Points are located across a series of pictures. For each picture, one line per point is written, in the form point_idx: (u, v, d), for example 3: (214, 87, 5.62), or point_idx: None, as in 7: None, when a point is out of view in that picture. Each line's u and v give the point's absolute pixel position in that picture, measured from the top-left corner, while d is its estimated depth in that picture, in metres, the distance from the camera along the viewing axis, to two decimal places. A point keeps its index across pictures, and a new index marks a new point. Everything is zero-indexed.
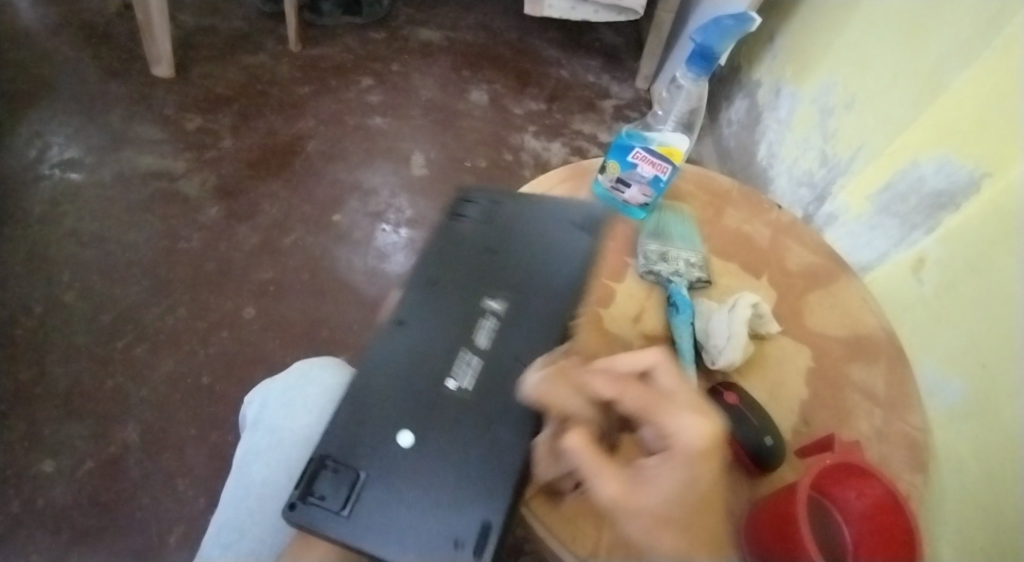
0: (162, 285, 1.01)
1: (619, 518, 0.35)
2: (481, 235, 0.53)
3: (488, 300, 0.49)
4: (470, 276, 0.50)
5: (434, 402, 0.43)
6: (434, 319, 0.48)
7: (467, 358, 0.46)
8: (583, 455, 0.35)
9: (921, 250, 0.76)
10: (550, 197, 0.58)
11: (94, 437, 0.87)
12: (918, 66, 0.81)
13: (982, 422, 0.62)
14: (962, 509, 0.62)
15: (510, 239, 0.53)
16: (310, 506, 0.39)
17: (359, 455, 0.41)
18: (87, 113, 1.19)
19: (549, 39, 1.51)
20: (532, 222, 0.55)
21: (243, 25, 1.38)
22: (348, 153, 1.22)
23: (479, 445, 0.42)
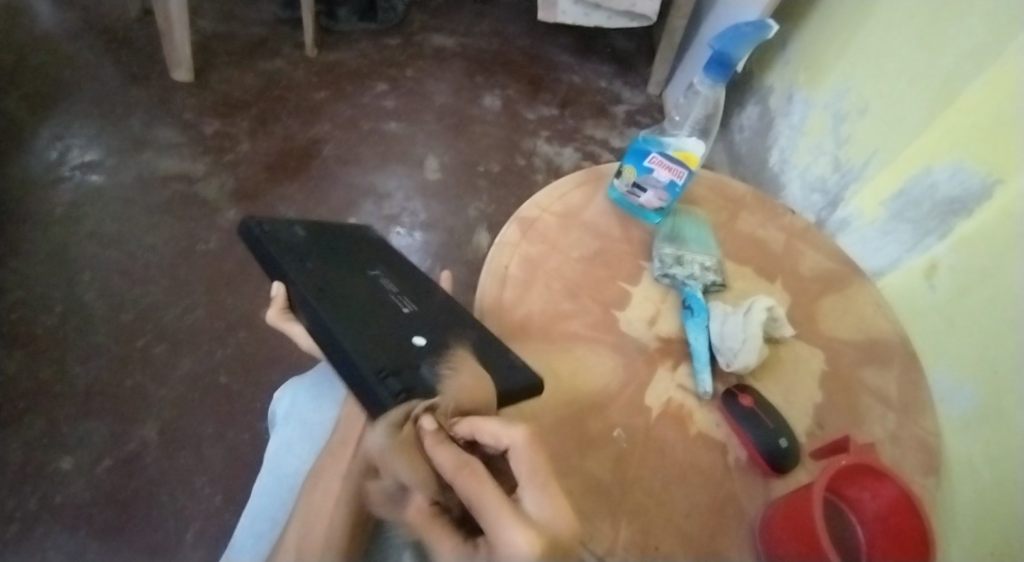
0: (180, 286, 1.03)
1: None
2: (315, 244, 0.59)
3: (370, 272, 0.56)
4: (335, 267, 0.56)
5: (404, 318, 0.50)
6: (346, 294, 0.52)
7: (394, 296, 0.53)
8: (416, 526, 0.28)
9: (933, 256, 0.77)
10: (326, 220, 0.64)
11: (113, 434, 0.88)
12: (931, 71, 0.82)
13: (995, 427, 0.62)
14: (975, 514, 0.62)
15: (341, 242, 0.61)
16: (416, 396, 0.41)
17: (400, 358, 0.45)
18: (107, 116, 1.21)
19: (561, 46, 1.52)
20: (340, 233, 0.63)
21: (261, 31, 1.40)
22: (363, 157, 1.23)
23: (460, 320, 0.51)
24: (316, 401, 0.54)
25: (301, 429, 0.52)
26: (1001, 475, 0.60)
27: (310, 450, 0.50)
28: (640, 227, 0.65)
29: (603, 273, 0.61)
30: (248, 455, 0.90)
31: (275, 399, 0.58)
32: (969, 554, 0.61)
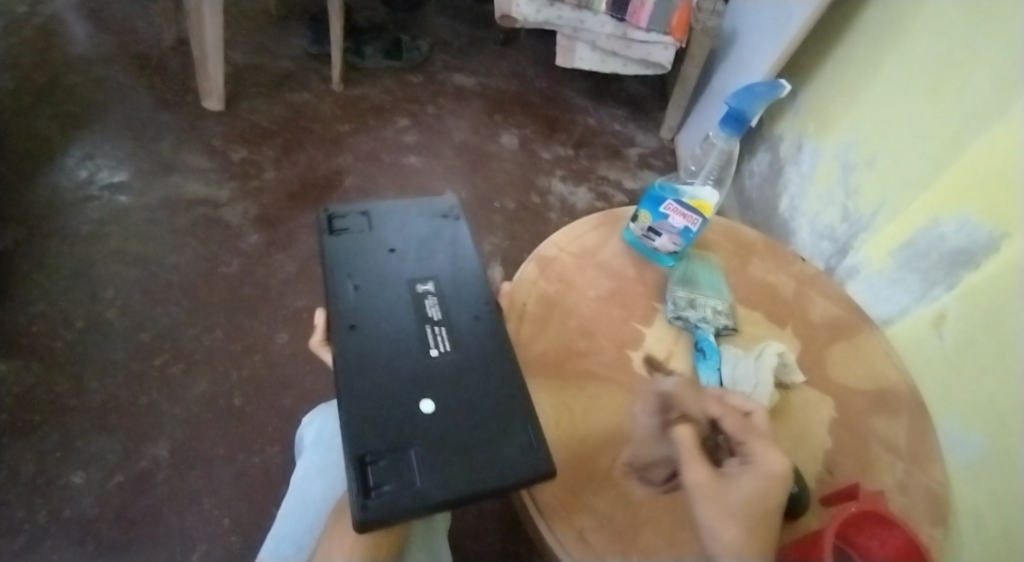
0: (199, 307, 1.05)
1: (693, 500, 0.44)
2: (373, 242, 0.58)
3: (419, 289, 0.55)
4: (383, 280, 0.55)
5: (428, 370, 0.49)
6: (381, 326, 0.52)
7: (434, 330, 0.52)
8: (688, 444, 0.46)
9: (941, 306, 0.78)
10: (403, 201, 0.63)
11: (125, 451, 0.89)
12: (937, 127, 0.85)
13: (1005, 481, 0.62)
14: None
15: (406, 238, 0.59)
16: (378, 499, 0.42)
17: (394, 437, 0.45)
18: (138, 140, 1.26)
19: (578, 89, 1.57)
20: (408, 220, 0.61)
21: (290, 65, 1.46)
22: (383, 189, 1.27)
23: (486, 386, 0.49)
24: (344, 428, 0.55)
25: (326, 454, 0.53)
26: (1011, 530, 0.60)
27: (334, 476, 0.52)
28: (654, 269, 0.67)
29: (617, 313, 0.63)
30: (257, 478, 0.90)
31: (303, 420, 0.59)
32: None
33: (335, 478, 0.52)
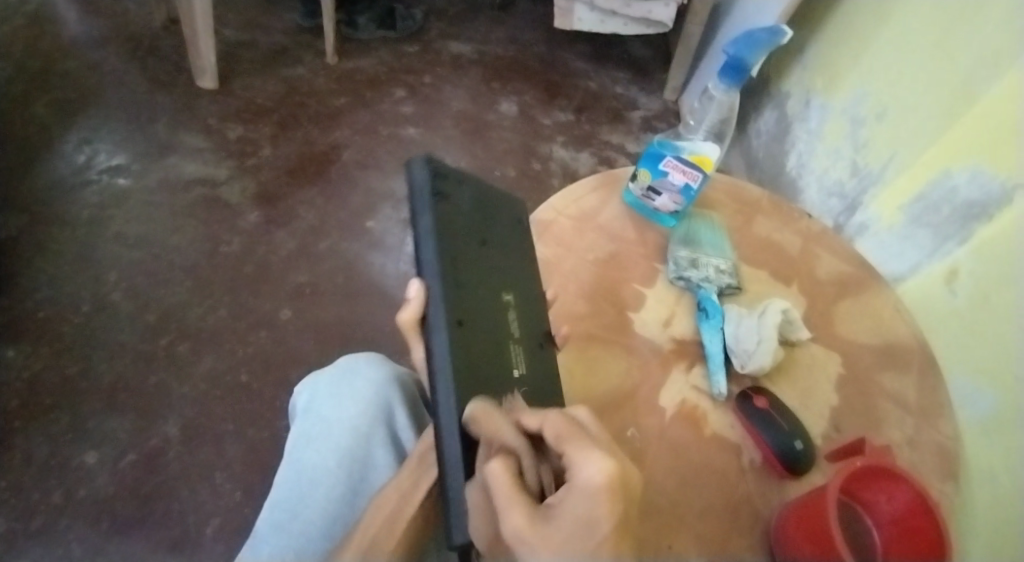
0: (202, 287, 1.05)
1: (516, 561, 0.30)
2: (468, 221, 0.53)
3: (506, 296, 0.51)
4: (479, 268, 0.50)
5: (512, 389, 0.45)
6: (481, 327, 0.47)
7: (516, 351, 0.49)
8: (498, 480, 0.31)
9: (954, 261, 0.76)
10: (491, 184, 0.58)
11: (137, 431, 0.91)
12: (949, 76, 0.81)
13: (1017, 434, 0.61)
14: (992, 519, 0.61)
15: (493, 229, 0.55)
16: None
17: None
18: (134, 122, 1.25)
19: (577, 52, 1.53)
20: (494, 207, 0.57)
21: (283, 39, 1.43)
22: (382, 162, 1.26)
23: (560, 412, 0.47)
24: (335, 399, 0.54)
25: (319, 425, 0.53)
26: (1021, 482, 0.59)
27: (327, 446, 0.51)
28: (655, 230, 0.66)
29: (618, 275, 0.62)
30: (267, 452, 0.92)
31: (295, 391, 0.59)
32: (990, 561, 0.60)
33: (327, 447, 0.51)
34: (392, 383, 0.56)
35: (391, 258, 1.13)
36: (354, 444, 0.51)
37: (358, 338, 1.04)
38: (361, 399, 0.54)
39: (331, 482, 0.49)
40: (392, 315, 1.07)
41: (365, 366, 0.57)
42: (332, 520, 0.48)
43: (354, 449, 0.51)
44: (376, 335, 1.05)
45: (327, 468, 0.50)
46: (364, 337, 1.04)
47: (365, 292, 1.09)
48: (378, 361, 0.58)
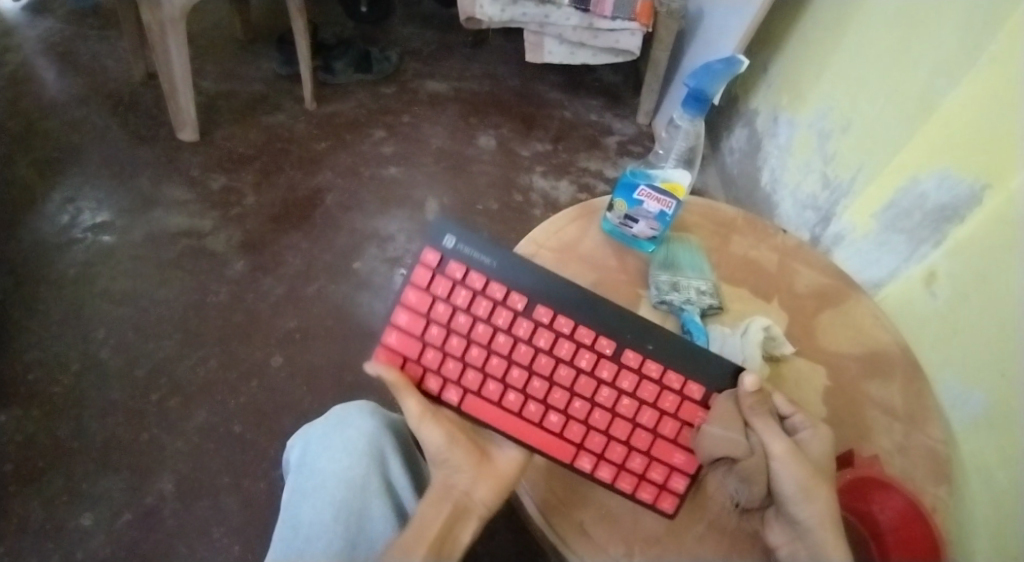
0: (191, 338, 1.05)
1: (776, 472, 0.41)
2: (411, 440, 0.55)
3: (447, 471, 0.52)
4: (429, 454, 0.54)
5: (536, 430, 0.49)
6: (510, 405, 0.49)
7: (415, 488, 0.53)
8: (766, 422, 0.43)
9: (930, 264, 0.78)
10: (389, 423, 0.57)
11: (131, 489, 0.90)
12: (908, 86, 0.85)
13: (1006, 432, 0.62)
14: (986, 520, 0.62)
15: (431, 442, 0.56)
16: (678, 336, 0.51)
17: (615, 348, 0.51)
18: (116, 178, 1.26)
19: (551, 83, 1.57)
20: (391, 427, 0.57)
21: (261, 88, 1.46)
22: (365, 203, 1.27)
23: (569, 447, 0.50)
24: (329, 451, 0.54)
25: (313, 478, 0.53)
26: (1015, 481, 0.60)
27: (322, 500, 0.51)
28: (635, 256, 0.67)
29: None
30: (265, 503, 0.91)
31: (288, 445, 0.58)
32: None
33: (323, 500, 0.51)
34: (385, 432, 0.56)
35: (380, 296, 1.14)
36: (350, 496, 0.51)
37: (350, 380, 1.04)
38: (355, 450, 0.54)
39: (329, 536, 0.49)
40: None
41: (356, 416, 0.57)
42: None
43: (349, 501, 0.51)
44: (367, 377, 1.05)
45: (324, 524, 0.50)
46: (356, 379, 1.04)
47: (356, 333, 1.09)
48: (369, 410, 0.58)
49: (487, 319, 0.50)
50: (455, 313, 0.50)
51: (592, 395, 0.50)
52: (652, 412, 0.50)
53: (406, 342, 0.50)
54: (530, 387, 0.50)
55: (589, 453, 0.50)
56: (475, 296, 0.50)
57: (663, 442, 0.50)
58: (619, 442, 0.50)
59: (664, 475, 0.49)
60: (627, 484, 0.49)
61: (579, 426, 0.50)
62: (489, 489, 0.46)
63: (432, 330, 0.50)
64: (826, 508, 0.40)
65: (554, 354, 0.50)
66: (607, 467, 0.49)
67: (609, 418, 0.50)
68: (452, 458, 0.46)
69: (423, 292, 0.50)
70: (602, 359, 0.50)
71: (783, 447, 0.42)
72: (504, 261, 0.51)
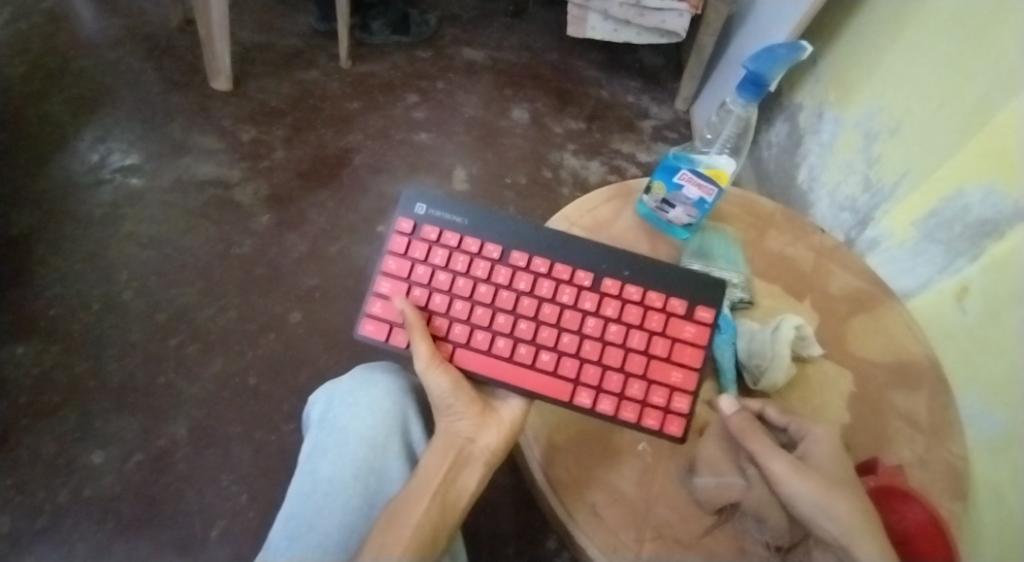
0: (212, 288, 1.06)
1: (785, 494, 0.42)
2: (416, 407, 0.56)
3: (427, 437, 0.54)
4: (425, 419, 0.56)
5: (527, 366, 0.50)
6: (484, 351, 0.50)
7: None
8: (757, 440, 0.44)
9: (964, 279, 0.75)
10: (405, 380, 0.57)
11: (145, 430, 0.92)
12: (965, 92, 0.81)
13: None
14: (999, 542, 0.61)
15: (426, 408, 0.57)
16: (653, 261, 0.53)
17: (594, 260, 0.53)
18: (148, 122, 1.26)
19: (590, 60, 1.53)
20: (413, 391, 0.57)
21: (297, 42, 1.44)
22: (393, 166, 1.26)
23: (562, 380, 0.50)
24: (351, 410, 0.54)
25: (334, 435, 0.52)
26: None
27: (343, 459, 0.51)
28: (667, 243, 0.66)
29: None
30: (273, 456, 0.93)
31: (309, 399, 0.58)
32: None
33: (343, 458, 0.51)
34: (408, 396, 0.56)
35: None
36: (373, 456, 0.51)
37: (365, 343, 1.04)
38: (378, 411, 0.54)
39: (349, 495, 0.49)
40: None
41: (380, 377, 0.57)
42: (351, 531, 0.48)
43: (370, 462, 0.51)
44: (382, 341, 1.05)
45: (343, 482, 0.50)
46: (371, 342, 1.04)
47: None
48: (392, 372, 0.58)
49: (467, 273, 0.53)
50: (434, 273, 0.52)
51: (579, 327, 0.51)
52: (640, 334, 0.51)
53: (392, 307, 0.51)
54: (517, 329, 0.51)
55: (588, 388, 0.49)
56: (451, 254, 0.53)
57: (660, 363, 0.50)
58: (615, 370, 0.50)
59: (666, 397, 0.49)
60: (631, 412, 0.49)
61: (573, 359, 0.50)
62: (493, 436, 0.48)
63: (416, 293, 0.52)
64: (851, 508, 0.40)
65: (535, 295, 0.52)
66: (607, 398, 0.49)
67: (601, 346, 0.50)
68: (456, 405, 0.48)
69: (399, 260, 0.53)
70: (583, 290, 0.52)
71: (782, 465, 0.42)
72: (475, 219, 0.54)
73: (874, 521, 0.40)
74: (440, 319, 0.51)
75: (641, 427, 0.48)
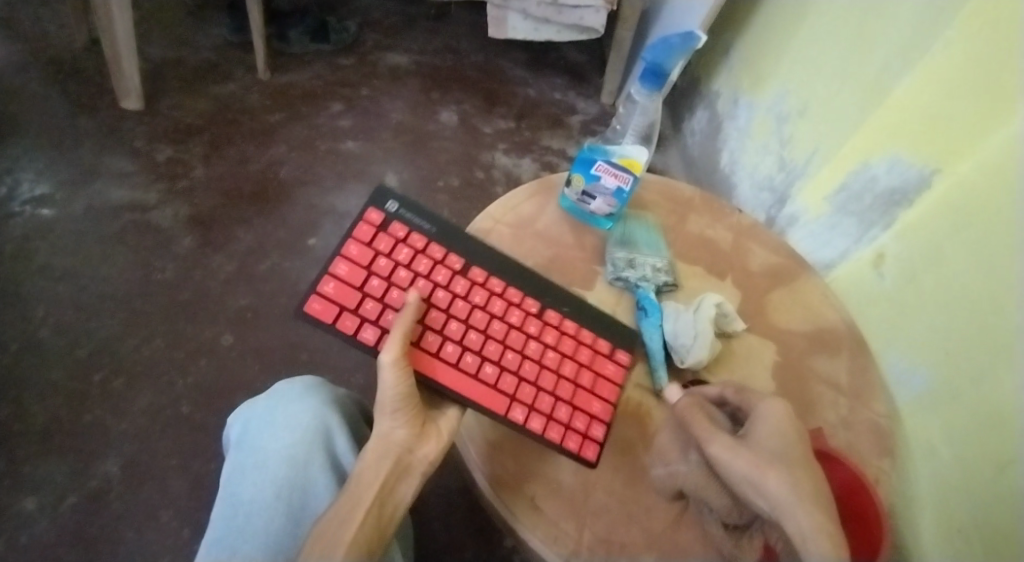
0: (137, 317, 1.01)
1: (724, 472, 0.42)
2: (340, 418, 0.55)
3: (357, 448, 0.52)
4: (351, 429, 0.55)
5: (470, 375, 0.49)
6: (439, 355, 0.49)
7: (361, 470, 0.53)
8: (699, 424, 0.45)
9: (880, 246, 0.80)
10: (328, 392, 0.56)
11: (74, 473, 0.87)
12: (864, 70, 0.86)
13: (950, 406, 0.63)
14: (935, 494, 0.63)
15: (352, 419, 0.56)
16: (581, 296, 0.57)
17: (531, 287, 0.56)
18: (54, 148, 1.18)
19: (515, 59, 1.54)
20: (337, 403, 0.56)
21: (212, 55, 1.39)
22: (322, 177, 1.24)
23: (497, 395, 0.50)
24: (270, 428, 0.53)
25: (254, 455, 0.51)
26: (959, 453, 0.61)
27: (264, 478, 0.50)
28: (593, 233, 0.67)
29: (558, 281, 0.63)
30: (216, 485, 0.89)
31: (228, 423, 0.56)
32: (937, 532, 0.63)
33: (264, 478, 0.50)
34: (331, 407, 0.55)
35: None
36: (293, 473, 0.50)
37: (304, 359, 1.02)
38: (298, 426, 0.52)
39: (272, 514, 0.48)
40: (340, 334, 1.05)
41: (300, 392, 0.56)
42: (276, 551, 0.46)
43: (293, 478, 0.50)
44: (322, 356, 1.02)
45: (265, 502, 0.49)
46: (311, 358, 1.02)
47: None
48: (314, 386, 0.57)
49: (427, 276, 0.52)
50: (394, 269, 0.51)
51: (521, 348, 0.52)
52: (572, 364, 0.53)
53: (344, 291, 0.49)
54: (467, 337, 0.51)
55: (521, 405, 0.50)
56: (416, 255, 0.53)
57: (586, 392, 0.52)
58: (547, 392, 0.51)
59: (587, 424, 0.51)
60: (556, 432, 0.50)
61: (512, 377, 0.51)
62: (432, 447, 0.47)
63: (372, 283, 0.50)
64: (783, 482, 0.40)
65: (486, 310, 0.52)
66: (538, 417, 0.50)
67: (538, 369, 0.52)
68: (401, 410, 0.45)
69: (364, 248, 0.52)
70: (529, 316, 0.54)
71: (721, 444, 0.43)
72: (443, 229, 0.55)
73: (812, 491, 0.40)
74: (392, 314, 0.50)
75: (562, 449, 0.49)
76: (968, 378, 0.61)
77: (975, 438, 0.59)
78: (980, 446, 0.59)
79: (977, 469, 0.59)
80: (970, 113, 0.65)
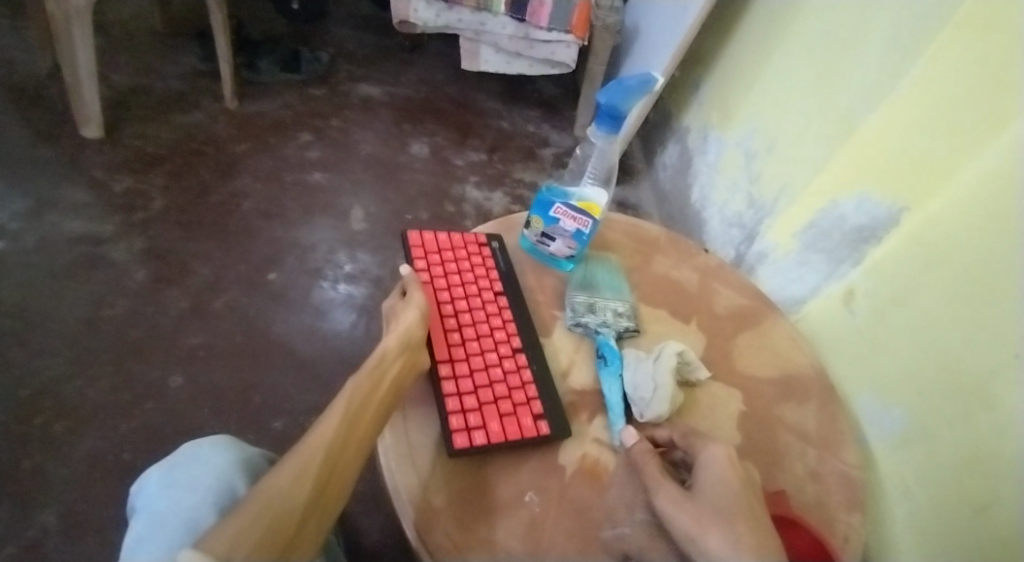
0: (84, 356, 0.96)
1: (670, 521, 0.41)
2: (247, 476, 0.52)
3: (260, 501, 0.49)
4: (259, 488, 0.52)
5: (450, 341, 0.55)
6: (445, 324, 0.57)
7: None
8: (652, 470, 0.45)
9: (850, 283, 0.77)
10: (237, 451, 0.54)
11: (11, 520, 0.80)
12: (831, 108, 0.86)
13: (927, 451, 0.60)
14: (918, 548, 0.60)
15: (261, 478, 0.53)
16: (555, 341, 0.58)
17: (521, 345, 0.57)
18: (8, 176, 1.14)
19: (489, 93, 1.55)
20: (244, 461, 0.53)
21: (180, 84, 1.37)
22: (287, 210, 1.21)
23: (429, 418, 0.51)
24: (171, 493, 0.49)
25: (150, 522, 0.47)
26: (941, 503, 0.58)
27: (156, 543, 0.45)
28: (553, 276, 0.66)
29: None
30: None
31: (128, 502, 0.52)
32: None
33: (157, 544, 0.45)
34: (237, 466, 0.52)
35: (296, 312, 1.07)
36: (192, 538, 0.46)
37: (257, 402, 0.96)
38: (201, 486, 0.49)
39: None
40: (299, 373, 1.00)
41: (207, 453, 0.53)
42: None
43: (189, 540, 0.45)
44: (276, 400, 0.97)
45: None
46: (264, 402, 0.96)
47: (269, 350, 1.02)
48: (223, 446, 0.54)
49: (474, 275, 0.62)
50: (462, 259, 0.63)
51: (483, 350, 0.56)
52: (503, 388, 0.53)
53: (432, 239, 0.64)
54: (466, 327, 0.57)
55: (449, 369, 0.53)
56: (479, 263, 0.64)
57: (495, 411, 0.51)
58: (468, 382, 0.53)
59: (478, 423, 0.50)
60: (452, 405, 0.51)
61: (464, 371, 0.53)
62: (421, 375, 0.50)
63: (447, 252, 0.64)
64: (723, 541, 0.39)
65: (490, 331, 0.57)
66: (449, 385, 0.52)
67: (479, 368, 0.54)
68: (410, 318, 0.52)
69: (463, 238, 0.66)
70: (509, 347, 0.56)
71: (666, 496, 0.42)
72: (511, 273, 0.64)
73: (757, 548, 0.39)
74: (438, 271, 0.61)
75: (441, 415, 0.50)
76: (945, 422, 0.59)
77: (956, 485, 0.57)
78: (959, 491, 0.56)
79: (960, 519, 0.55)
80: (942, 151, 0.64)
